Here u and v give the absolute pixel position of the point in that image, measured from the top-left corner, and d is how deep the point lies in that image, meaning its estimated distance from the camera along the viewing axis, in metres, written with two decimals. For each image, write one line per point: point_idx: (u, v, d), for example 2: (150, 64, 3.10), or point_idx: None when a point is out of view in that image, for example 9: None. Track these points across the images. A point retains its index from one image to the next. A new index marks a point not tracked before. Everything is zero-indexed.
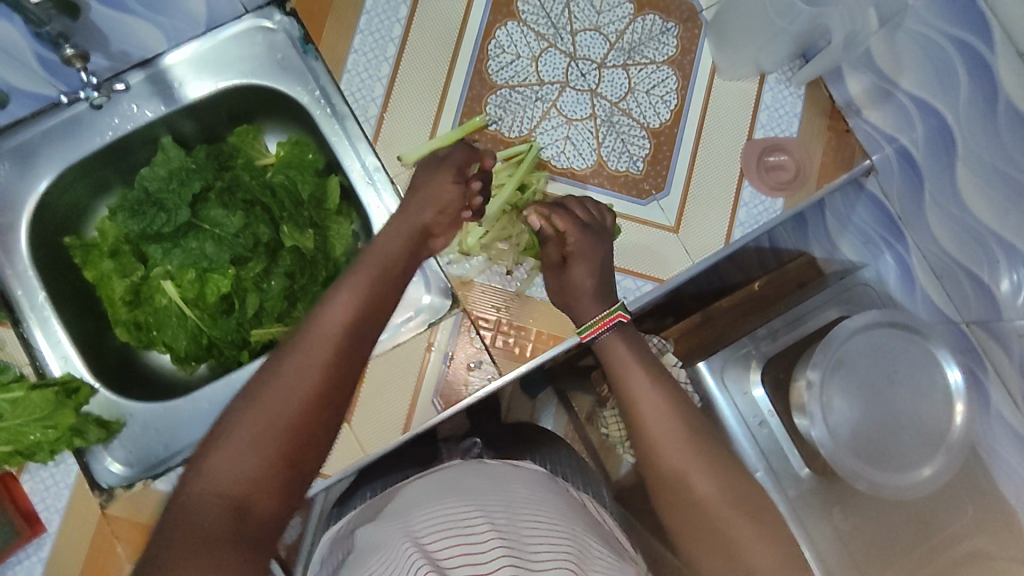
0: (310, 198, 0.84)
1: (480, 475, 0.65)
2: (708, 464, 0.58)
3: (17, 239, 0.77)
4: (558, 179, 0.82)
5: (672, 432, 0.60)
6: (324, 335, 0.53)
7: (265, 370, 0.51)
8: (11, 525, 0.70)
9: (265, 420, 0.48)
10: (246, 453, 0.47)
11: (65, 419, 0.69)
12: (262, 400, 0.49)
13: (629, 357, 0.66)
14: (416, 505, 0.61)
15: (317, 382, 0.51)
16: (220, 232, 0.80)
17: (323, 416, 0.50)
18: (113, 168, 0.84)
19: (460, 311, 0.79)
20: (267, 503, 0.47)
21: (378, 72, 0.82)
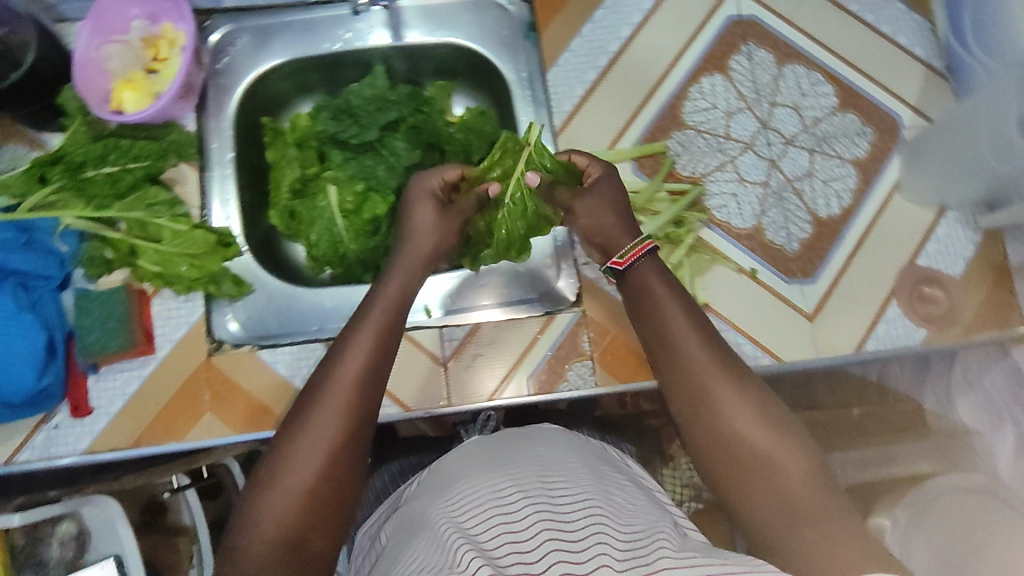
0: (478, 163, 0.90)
1: (511, 442, 0.65)
2: (771, 418, 0.55)
3: (228, 101, 0.86)
4: (712, 229, 0.82)
5: (734, 400, 0.56)
6: (341, 385, 0.58)
7: (299, 409, 0.58)
8: (130, 334, 0.75)
9: (304, 465, 0.55)
10: (287, 497, 0.54)
11: (211, 265, 0.76)
12: (293, 446, 0.56)
13: (664, 301, 0.64)
14: (451, 480, 0.61)
15: (339, 427, 0.56)
16: (393, 158, 0.86)
17: (349, 454, 0.56)
18: (323, 75, 0.93)
19: (578, 310, 0.81)
20: (315, 533, 0.54)
21: (584, 76, 0.86)
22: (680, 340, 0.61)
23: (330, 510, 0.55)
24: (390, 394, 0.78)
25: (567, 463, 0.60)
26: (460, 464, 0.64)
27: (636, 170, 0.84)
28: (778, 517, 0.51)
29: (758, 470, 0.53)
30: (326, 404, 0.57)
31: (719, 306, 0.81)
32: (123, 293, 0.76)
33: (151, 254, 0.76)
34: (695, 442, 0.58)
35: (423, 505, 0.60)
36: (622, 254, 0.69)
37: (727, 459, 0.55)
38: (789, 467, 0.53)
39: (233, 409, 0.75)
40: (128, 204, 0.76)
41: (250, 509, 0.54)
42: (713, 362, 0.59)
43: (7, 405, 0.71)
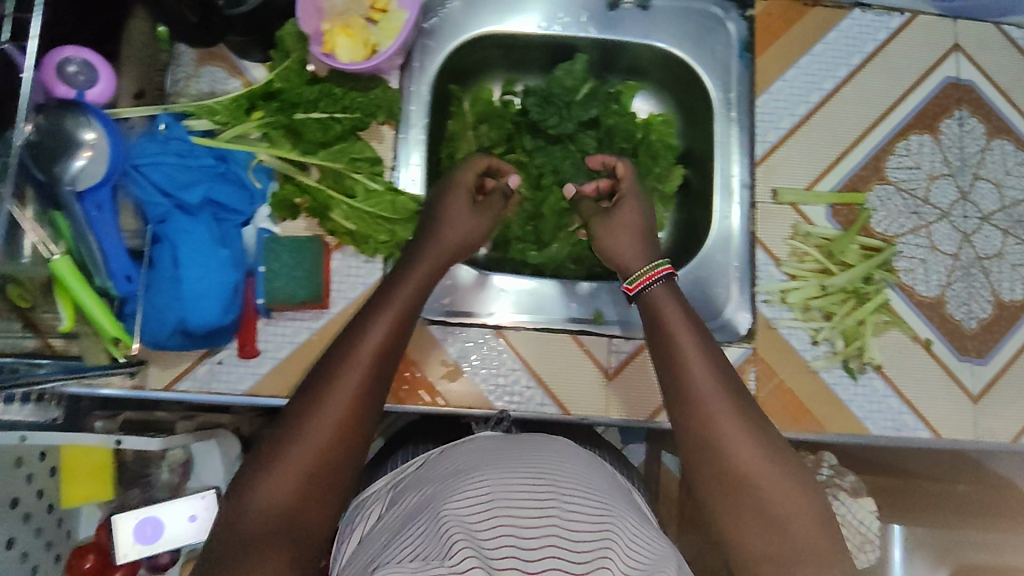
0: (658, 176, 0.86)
1: (521, 442, 0.62)
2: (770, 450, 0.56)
3: (431, 63, 0.84)
4: (896, 290, 0.80)
5: (745, 439, 0.56)
6: (357, 360, 0.57)
7: (316, 379, 0.57)
8: (315, 288, 0.74)
9: (317, 434, 0.54)
10: (293, 470, 0.52)
11: (402, 232, 0.75)
12: (303, 417, 0.54)
13: (678, 330, 0.63)
14: (461, 467, 0.59)
15: (351, 402, 0.56)
16: (582, 155, 0.85)
17: (357, 430, 0.55)
18: (519, 52, 0.90)
19: (749, 346, 0.78)
20: (314, 506, 0.53)
21: (794, 109, 0.83)
22: (690, 366, 0.60)
23: (331, 487, 0.54)
24: (551, 394, 0.78)
25: (579, 470, 0.60)
26: (469, 454, 0.62)
27: (830, 216, 0.81)
28: (774, 561, 0.53)
29: (756, 511, 0.54)
30: (342, 377, 0.56)
31: (890, 370, 0.79)
32: (312, 244, 0.75)
33: (344, 209, 0.74)
34: (698, 478, 0.57)
35: (427, 493, 0.58)
36: (634, 278, 0.69)
37: (722, 492, 0.56)
38: (785, 506, 0.54)
39: (402, 377, 0.77)
40: (332, 154, 0.75)
41: (251, 480, 0.52)
42: (720, 394, 0.58)
43: (187, 335, 0.70)
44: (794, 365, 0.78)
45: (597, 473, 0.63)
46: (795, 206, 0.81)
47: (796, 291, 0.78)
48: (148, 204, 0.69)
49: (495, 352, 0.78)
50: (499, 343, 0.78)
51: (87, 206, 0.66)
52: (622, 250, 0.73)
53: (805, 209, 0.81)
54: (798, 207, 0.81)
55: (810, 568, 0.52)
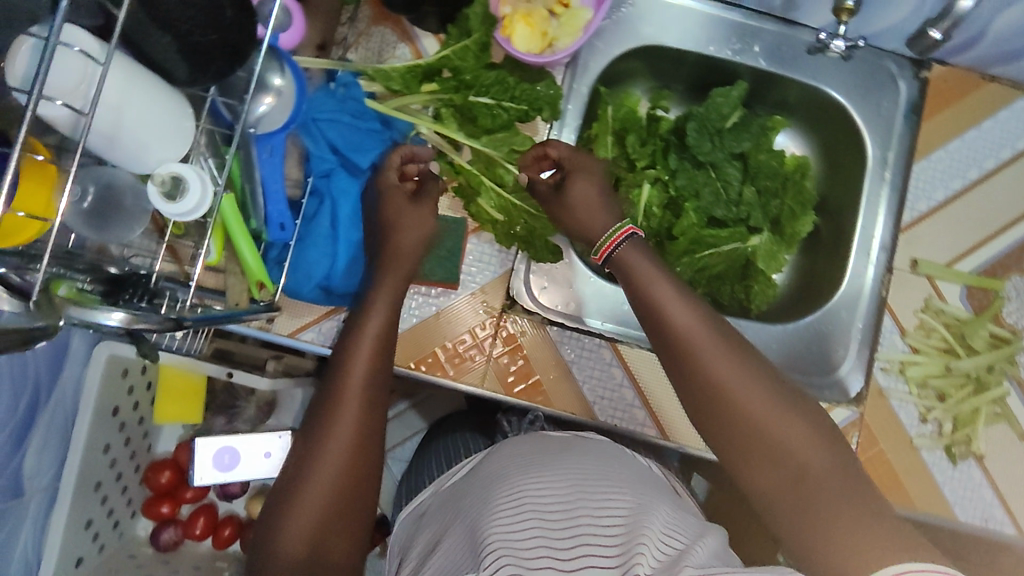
0: (775, 217, 0.85)
1: (551, 447, 0.74)
2: (771, 391, 0.58)
3: (596, 64, 0.83)
4: (1013, 387, 0.80)
5: (747, 385, 0.58)
6: (349, 395, 0.63)
7: (326, 397, 0.63)
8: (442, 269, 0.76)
9: (331, 465, 0.60)
10: (311, 507, 0.58)
11: (537, 230, 0.75)
12: (311, 455, 0.60)
13: (665, 293, 0.63)
14: (498, 476, 0.70)
15: (349, 437, 0.61)
16: (724, 186, 0.83)
17: (358, 462, 0.61)
18: (678, 68, 0.88)
19: (857, 410, 0.78)
20: (336, 536, 0.59)
21: (950, 182, 0.82)
22: (679, 330, 0.61)
23: (349, 516, 0.60)
24: (654, 417, 0.77)
25: (597, 475, 0.68)
26: (504, 463, 0.73)
27: (964, 297, 0.80)
28: (792, 499, 0.54)
29: (767, 448, 0.56)
30: (336, 412, 0.62)
31: (990, 462, 0.78)
32: (460, 228, 0.77)
33: (491, 198, 0.75)
34: (709, 436, 0.59)
35: (474, 497, 0.68)
36: (598, 248, 0.70)
37: (728, 439, 0.58)
38: (790, 437, 0.56)
39: (510, 370, 0.77)
40: (494, 142, 0.75)
41: (282, 505, 0.59)
42: (705, 336, 0.60)
43: (327, 292, 0.73)
44: (897, 438, 0.78)
45: (617, 463, 0.73)
46: (931, 279, 0.81)
47: (917, 366, 0.78)
48: (316, 157, 0.72)
49: (606, 364, 0.78)
50: (612, 356, 0.78)
51: (260, 148, 0.66)
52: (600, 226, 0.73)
53: (940, 284, 0.80)
54: (934, 282, 0.81)
55: (834, 497, 0.52)
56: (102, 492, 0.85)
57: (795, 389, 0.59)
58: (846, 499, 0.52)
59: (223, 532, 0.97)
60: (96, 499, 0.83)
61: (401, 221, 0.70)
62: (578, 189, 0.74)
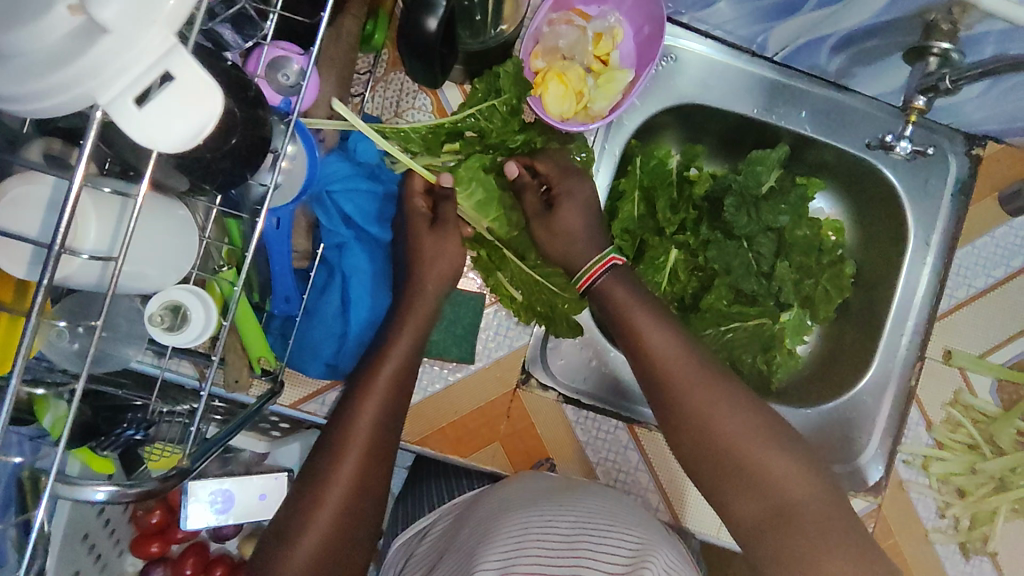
0: (813, 294, 0.81)
1: (561, 485, 0.69)
2: (766, 431, 0.60)
3: (631, 121, 0.78)
4: None
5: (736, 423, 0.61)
6: (364, 416, 0.60)
7: (338, 409, 0.62)
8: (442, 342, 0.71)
9: (341, 481, 0.58)
10: (316, 534, 0.57)
11: (563, 307, 0.70)
12: (317, 483, 0.58)
13: (655, 328, 0.65)
14: (495, 514, 0.66)
15: (350, 474, 0.59)
16: (756, 258, 0.79)
17: (359, 500, 0.59)
18: (717, 125, 0.83)
19: (874, 502, 0.76)
20: (333, 574, 0.58)
21: (993, 270, 0.78)
22: (674, 367, 0.63)
23: (352, 536, 0.59)
24: (668, 504, 0.75)
25: (606, 512, 0.65)
26: (508, 495, 0.68)
27: (994, 390, 0.78)
28: (779, 540, 0.57)
29: (760, 487, 0.59)
30: (340, 447, 0.59)
31: (1004, 560, 0.77)
32: (477, 300, 0.73)
33: (514, 271, 0.70)
34: (701, 468, 0.62)
35: (471, 535, 0.64)
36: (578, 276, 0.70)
37: (727, 479, 0.60)
38: (779, 477, 0.59)
39: (522, 449, 0.73)
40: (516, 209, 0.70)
41: (289, 525, 0.57)
42: (698, 374, 0.63)
43: (334, 370, 0.68)
44: (912, 532, 0.76)
45: (634, 509, 0.69)
46: (963, 370, 0.78)
47: (940, 462, 0.76)
48: (327, 228, 0.65)
49: (621, 447, 0.75)
50: (628, 440, 0.75)
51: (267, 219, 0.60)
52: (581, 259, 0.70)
53: (972, 376, 0.78)
54: (965, 373, 0.78)
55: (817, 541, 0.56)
56: (89, 542, 0.80)
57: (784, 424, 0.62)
58: (834, 543, 0.56)
59: (214, 572, 0.94)
60: (83, 550, 0.79)
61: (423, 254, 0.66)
62: (569, 216, 0.69)
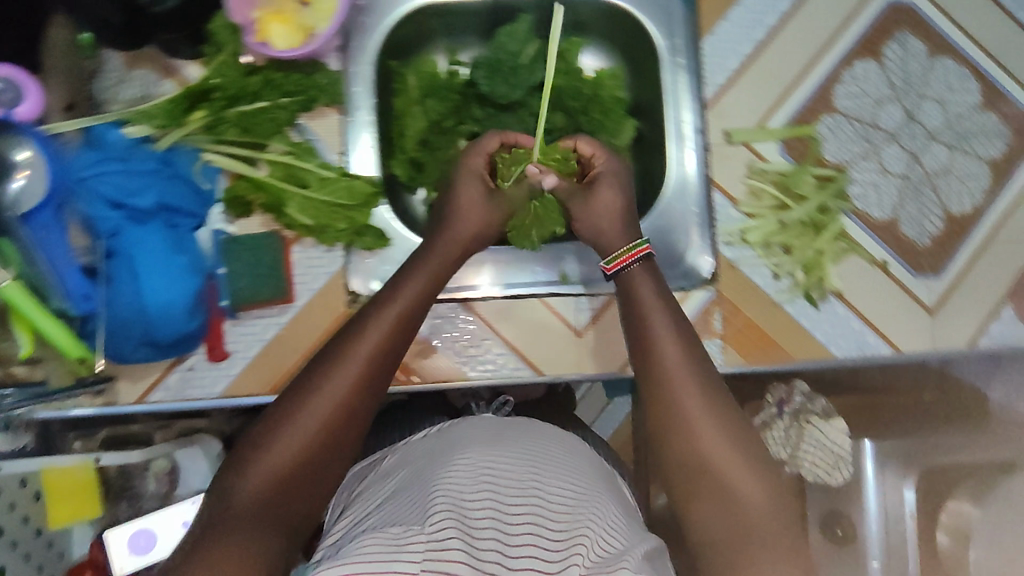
0: (608, 129, 0.87)
1: (519, 430, 0.70)
2: (744, 456, 0.58)
3: (369, 40, 0.81)
4: (851, 217, 0.83)
5: (716, 443, 0.58)
6: (356, 349, 0.61)
7: (333, 346, 0.62)
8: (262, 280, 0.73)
9: (330, 397, 0.58)
10: (287, 452, 0.55)
11: (360, 219, 0.74)
12: (297, 403, 0.58)
13: (656, 326, 0.65)
14: (454, 449, 0.65)
15: (344, 394, 0.58)
16: (532, 119, 0.86)
17: (339, 430, 0.57)
18: (459, 19, 0.87)
19: (713, 288, 0.80)
20: (293, 502, 0.54)
21: (739, 48, 0.84)
22: (671, 376, 0.62)
23: (332, 460, 0.57)
24: (525, 358, 0.79)
25: (559, 461, 0.66)
26: (465, 433, 0.68)
27: (783, 151, 0.83)
28: (725, 543, 0.55)
29: (726, 502, 0.56)
30: (335, 372, 0.59)
31: (851, 295, 0.82)
32: (272, 241, 0.74)
33: (299, 201, 0.73)
34: (670, 466, 0.60)
35: (421, 468, 0.64)
36: (610, 259, 0.72)
37: (693, 491, 0.58)
38: (742, 494, 0.56)
39: None
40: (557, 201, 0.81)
41: (257, 445, 0.56)
42: (691, 383, 0.61)
43: (154, 347, 0.69)
44: (758, 301, 0.80)
45: (578, 456, 0.72)
46: (748, 144, 0.83)
47: (755, 229, 0.81)
48: (97, 219, 0.67)
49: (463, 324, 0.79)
50: (468, 316, 0.79)
51: (34, 229, 0.65)
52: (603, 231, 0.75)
53: (756, 146, 0.83)
54: (751, 146, 0.83)
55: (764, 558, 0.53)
56: None
57: (767, 458, 0.59)
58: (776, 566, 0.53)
59: None
60: None
61: (464, 207, 0.75)
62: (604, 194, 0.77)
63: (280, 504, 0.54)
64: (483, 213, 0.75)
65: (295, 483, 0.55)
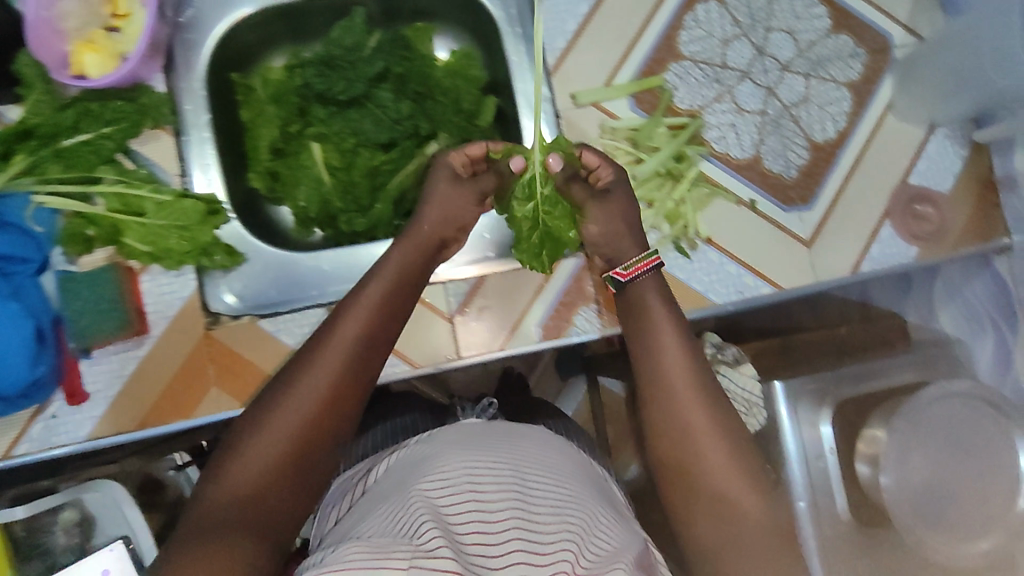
0: (467, 110, 0.85)
1: (501, 434, 0.69)
2: (738, 462, 0.61)
3: (198, 57, 0.79)
4: (710, 161, 0.82)
5: (717, 449, 0.61)
6: (334, 347, 0.60)
7: (307, 348, 0.61)
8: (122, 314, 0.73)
9: (308, 393, 0.57)
10: (263, 454, 0.55)
11: (202, 237, 0.72)
12: (273, 404, 0.57)
13: (658, 322, 0.67)
14: (434, 458, 0.65)
15: (322, 389, 0.58)
16: (381, 111, 0.81)
17: (318, 429, 0.57)
18: (294, 23, 0.86)
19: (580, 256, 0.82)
20: (274, 508, 0.54)
21: (576, 9, 0.82)
22: (672, 375, 0.64)
23: (313, 460, 0.57)
24: (398, 353, 0.78)
25: (546, 462, 0.66)
26: (445, 441, 0.68)
27: (634, 106, 0.82)
28: (723, 551, 0.59)
29: (720, 506, 0.60)
30: (312, 368, 0.58)
31: (720, 238, 0.81)
32: (112, 272, 0.73)
33: (136, 230, 0.72)
34: (667, 466, 0.63)
35: (402, 479, 0.63)
36: (628, 266, 0.71)
37: (688, 496, 0.61)
38: (738, 499, 0.60)
39: (239, 381, 0.74)
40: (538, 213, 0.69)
41: (236, 449, 0.55)
42: (693, 385, 0.63)
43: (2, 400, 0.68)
44: None
45: (566, 458, 0.71)
46: (597, 104, 0.82)
47: None
48: None
49: None
50: None
51: None
52: (610, 238, 0.73)
53: (606, 105, 0.82)
54: (601, 105, 0.82)
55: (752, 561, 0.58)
56: None
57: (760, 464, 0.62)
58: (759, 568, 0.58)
59: None
60: None
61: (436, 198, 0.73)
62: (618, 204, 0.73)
63: (257, 509, 0.53)
64: (451, 198, 0.73)
65: (274, 488, 0.54)
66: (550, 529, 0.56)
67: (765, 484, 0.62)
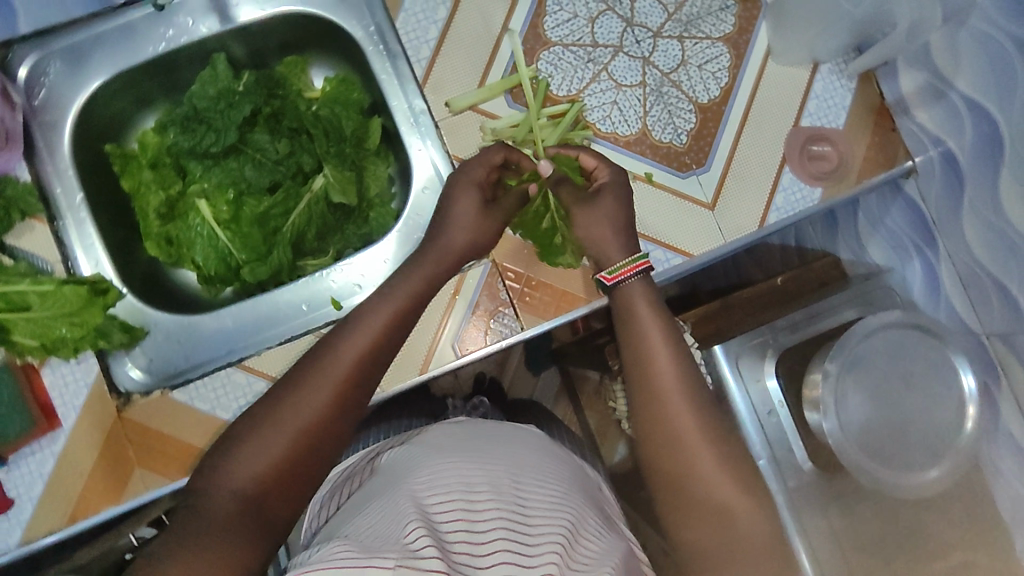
0: (352, 136, 0.83)
1: (489, 439, 0.67)
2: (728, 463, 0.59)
3: (61, 138, 0.77)
4: (599, 142, 0.81)
5: (710, 458, 0.59)
6: (343, 356, 0.57)
7: (307, 358, 0.58)
8: (29, 416, 0.71)
9: (311, 403, 0.55)
10: (258, 465, 0.52)
11: (93, 318, 0.71)
12: (274, 411, 0.54)
13: (645, 323, 0.65)
14: (424, 457, 0.62)
15: (326, 401, 0.55)
16: (261, 155, 0.79)
17: (316, 441, 0.54)
18: (157, 82, 0.84)
19: (487, 261, 0.81)
20: (260, 523, 0.51)
21: (434, 15, 0.81)
22: (662, 375, 0.62)
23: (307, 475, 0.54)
24: None
25: (534, 464, 0.64)
26: (437, 444, 0.66)
27: (512, 102, 0.81)
28: (714, 558, 0.57)
29: (709, 513, 0.58)
30: (319, 377, 0.56)
31: None
32: (9, 375, 0.72)
33: (22, 326, 0.69)
34: (659, 473, 0.61)
35: (389, 481, 0.61)
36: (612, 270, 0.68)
37: (681, 505, 0.59)
38: (728, 503, 0.58)
39: (162, 458, 0.73)
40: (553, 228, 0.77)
41: (230, 455, 0.53)
42: (682, 387, 0.61)
43: None
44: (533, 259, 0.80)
45: (555, 459, 0.69)
46: (475, 107, 0.81)
47: None
48: None
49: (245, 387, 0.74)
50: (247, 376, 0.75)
51: None
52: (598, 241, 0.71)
53: (483, 107, 0.81)
54: (479, 108, 0.81)
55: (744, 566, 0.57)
56: None
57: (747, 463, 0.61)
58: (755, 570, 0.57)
59: None
60: None
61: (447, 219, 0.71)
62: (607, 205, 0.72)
63: (245, 524, 0.50)
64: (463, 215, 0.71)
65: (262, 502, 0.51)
66: (541, 531, 0.55)
67: (767, 502, 0.59)
